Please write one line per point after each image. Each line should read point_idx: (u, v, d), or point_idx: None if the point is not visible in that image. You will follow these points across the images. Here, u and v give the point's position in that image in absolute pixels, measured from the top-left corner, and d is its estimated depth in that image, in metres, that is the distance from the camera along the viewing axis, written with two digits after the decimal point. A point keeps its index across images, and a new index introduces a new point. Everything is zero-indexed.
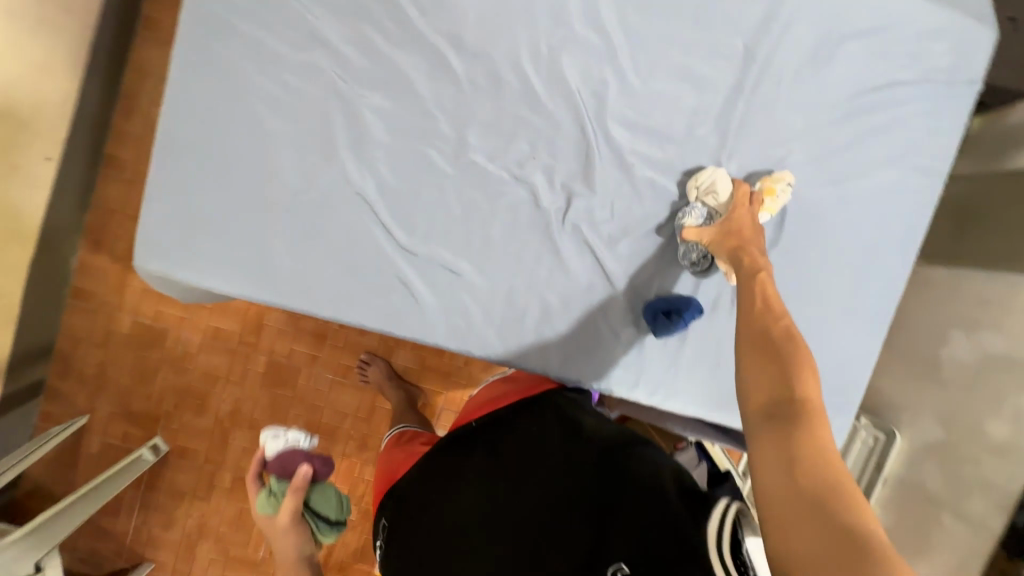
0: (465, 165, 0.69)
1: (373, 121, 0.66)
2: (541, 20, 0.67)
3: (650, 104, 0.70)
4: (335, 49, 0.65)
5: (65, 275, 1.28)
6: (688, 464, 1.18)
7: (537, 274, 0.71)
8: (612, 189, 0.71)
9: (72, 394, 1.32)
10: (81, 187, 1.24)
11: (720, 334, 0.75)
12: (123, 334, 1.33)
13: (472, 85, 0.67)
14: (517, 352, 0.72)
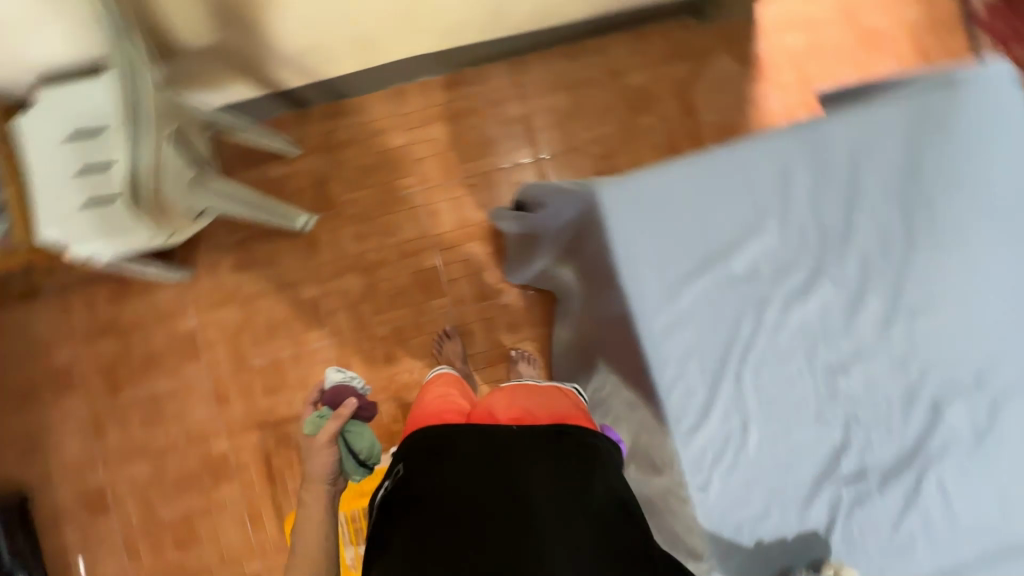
0: (828, 384, 0.76)
1: (815, 299, 0.76)
2: (963, 371, 0.77)
3: (972, 497, 0.75)
4: (847, 240, 0.76)
5: (412, 76, 1.43)
6: None
7: (785, 496, 0.75)
8: (891, 513, 0.75)
9: (311, 133, 1.42)
10: (486, 50, 1.41)
11: None
12: (384, 142, 1.43)
13: (887, 351, 0.77)
14: (713, 523, 0.75)
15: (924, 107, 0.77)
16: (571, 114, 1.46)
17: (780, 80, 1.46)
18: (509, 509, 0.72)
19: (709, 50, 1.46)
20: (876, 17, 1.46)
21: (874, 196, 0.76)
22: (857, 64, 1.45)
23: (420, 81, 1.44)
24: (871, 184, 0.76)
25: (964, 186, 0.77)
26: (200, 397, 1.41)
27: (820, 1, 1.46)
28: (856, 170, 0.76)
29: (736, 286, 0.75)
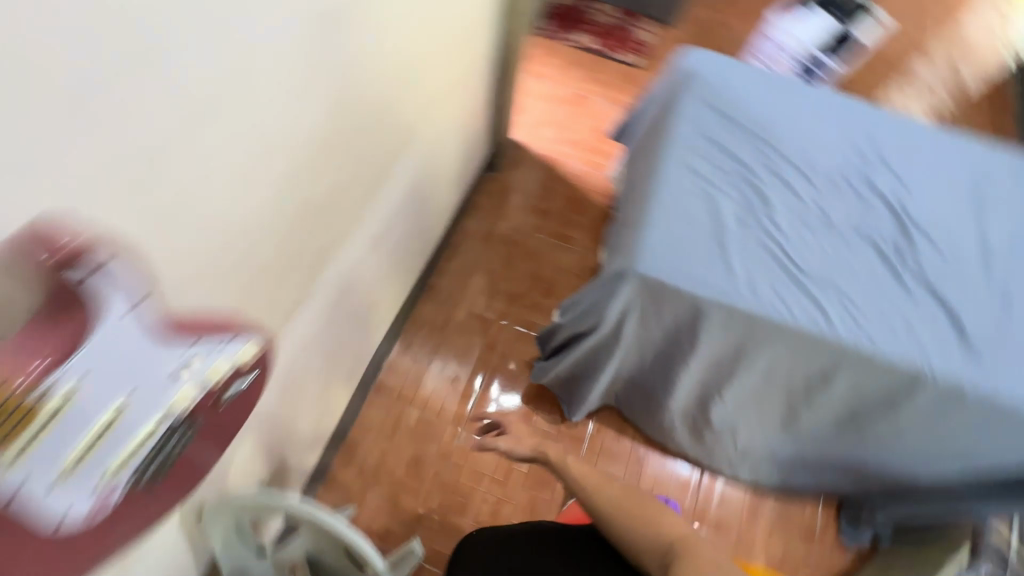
0: (764, 195, 1.13)
1: (720, 157, 1.16)
2: (805, 142, 1.22)
3: (897, 189, 1.18)
4: (711, 128, 1.19)
5: (379, 369, 1.60)
6: None
7: (826, 253, 1.09)
8: (922, 243, 1.12)
9: (349, 483, 1.47)
10: (406, 308, 1.66)
11: (987, 373, 1.01)
12: (409, 428, 1.55)
13: (776, 156, 1.18)
14: (810, 302, 1.04)
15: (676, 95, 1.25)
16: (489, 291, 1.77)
17: (562, 164, 2.02)
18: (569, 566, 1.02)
19: (514, 186, 1.96)
20: (564, 98, 2.16)
21: (701, 108, 1.22)
22: (579, 124, 2.10)
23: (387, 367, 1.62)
24: (699, 102, 1.22)
25: (735, 94, 1.25)
26: None
27: (529, 116, 2.10)
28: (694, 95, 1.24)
29: (743, 252, 1.07)
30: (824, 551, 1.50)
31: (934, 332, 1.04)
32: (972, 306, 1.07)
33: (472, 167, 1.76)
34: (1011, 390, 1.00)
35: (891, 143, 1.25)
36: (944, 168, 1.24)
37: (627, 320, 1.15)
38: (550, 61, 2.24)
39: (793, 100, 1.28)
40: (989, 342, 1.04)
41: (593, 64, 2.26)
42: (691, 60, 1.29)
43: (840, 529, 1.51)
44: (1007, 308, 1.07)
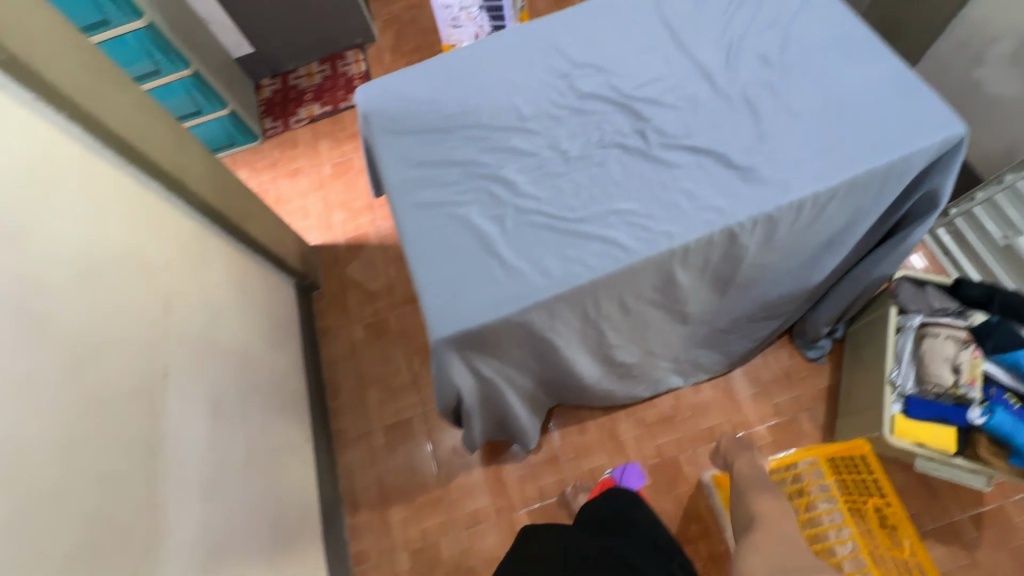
0: (502, 177, 1.07)
1: (443, 174, 1.10)
2: (506, 98, 1.16)
3: (607, 77, 1.15)
4: (420, 154, 1.13)
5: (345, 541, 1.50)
6: (916, 295, 1.21)
7: (585, 184, 1.04)
8: (657, 113, 1.09)
9: None
10: (329, 469, 1.56)
11: (776, 184, 0.98)
12: (409, 568, 1.47)
13: (491, 131, 1.13)
14: (598, 243, 0.99)
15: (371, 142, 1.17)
16: (390, 394, 1.67)
17: (370, 233, 1.92)
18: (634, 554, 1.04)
19: (343, 285, 1.85)
20: (330, 172, 2.06)
21: (398, 141, 1.15)
22: (359, 185, 2.01)
23: (353, 531, 1.52)
24: (393, 137, 1.16)
25: (421, 102, 1.18)
26: None
27: (312, 211, 1.98)
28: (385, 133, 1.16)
29: (515, 245, 1.00)
30: (807, 382, 1.49)
31: (714, 182, 1.00)
32: (731, 135, 1.04)
33: (288, 305, 1.65)
34: (805, 182, 0.97)
35: (578, 38, 1.21)
36: (633, 28, 1.20)
37: (476, 365, 1.07)
38: (295, 148, 2.13)
39: (473, 66, 1.21)
40: (765, 155, 1.01)
41: (333, 126, 2.15)
42: (363, 99, 1.20)
43: (804, 353, 1.51)
44: (758, 115, 1.05)
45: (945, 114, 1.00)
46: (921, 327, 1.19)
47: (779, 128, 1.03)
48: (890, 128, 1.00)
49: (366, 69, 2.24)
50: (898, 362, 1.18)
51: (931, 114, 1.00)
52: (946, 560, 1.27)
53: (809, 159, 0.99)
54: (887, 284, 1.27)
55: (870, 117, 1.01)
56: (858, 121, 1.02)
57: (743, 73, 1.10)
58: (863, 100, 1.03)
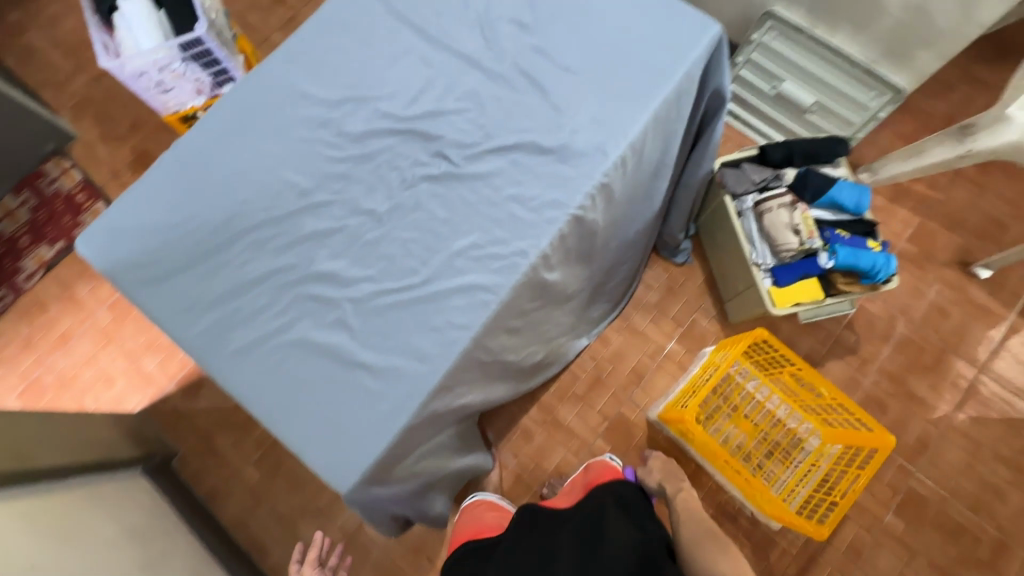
0: (317, 271, 0.89)
1: (246, 300, 0.89)
2: (272, 175, 0.95)
3: (372, 106, 0.98)
4: (205, 291, 0.89)
5: None
6: (740, 175, 1.30)
7: (412, 237, 0.90)
8: (445, 125, 0.96)
9: None
10: None
11: (597, 146, 0.93)
12: None
13: (276, 225, 0.92)
14: (459, 292, 0.87)
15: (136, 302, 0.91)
16: (326, 516, 1.46)
17: (200, 362, 1.58)
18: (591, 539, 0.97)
19: (204, 434, 1.52)
20: (107, 315, 1.63)
21: (169, 287, 0.90)
22: (154, 313, 1.62)
23: None
24: (160, 282, 0.90)
25: (170, 226, 0.93)
26: None
27: (113, 372, 1.58)
28: (146, 284, 0.90)
29: (374, 343, 0.85)
30: (688, 284, 1.58)
31: (538, 172, 0.93)
32: (529, 118, 0.95)
33: (152, 499, 1.32)
34: (617, 136, 0.94)
35: (315, 71, 1.01)
36: (371, 37, 1.03)
37: (401, 473, 0.93)
38: (44, 309, 1.64)
39: (212, 155, 0.97)
40: (570, 127, 0.94)
41: (80, 262, 1.68)
42: (93, 257, 0.91)
43: (673, 261, 1.59)
44: (543, 86, 0.97)
45: (697, 16, 1.01)
46: (756, 205, 1.28)
47: (568, 90, 0.97)
48: (661, 51, 0.99)
49: (83, 176, 1.75)
50: (752, 243, 1.27)
51: (687, 22, 1.00)
52: (845, 370, 1.49)
53: (609, 113, 0.95)
54: (714, 175, 1.34)
55: (639, 46, 0.99)
56: (631, 52, 0.99)
57: (507, 46, 1.00)
58: (625, 30, 1.00)
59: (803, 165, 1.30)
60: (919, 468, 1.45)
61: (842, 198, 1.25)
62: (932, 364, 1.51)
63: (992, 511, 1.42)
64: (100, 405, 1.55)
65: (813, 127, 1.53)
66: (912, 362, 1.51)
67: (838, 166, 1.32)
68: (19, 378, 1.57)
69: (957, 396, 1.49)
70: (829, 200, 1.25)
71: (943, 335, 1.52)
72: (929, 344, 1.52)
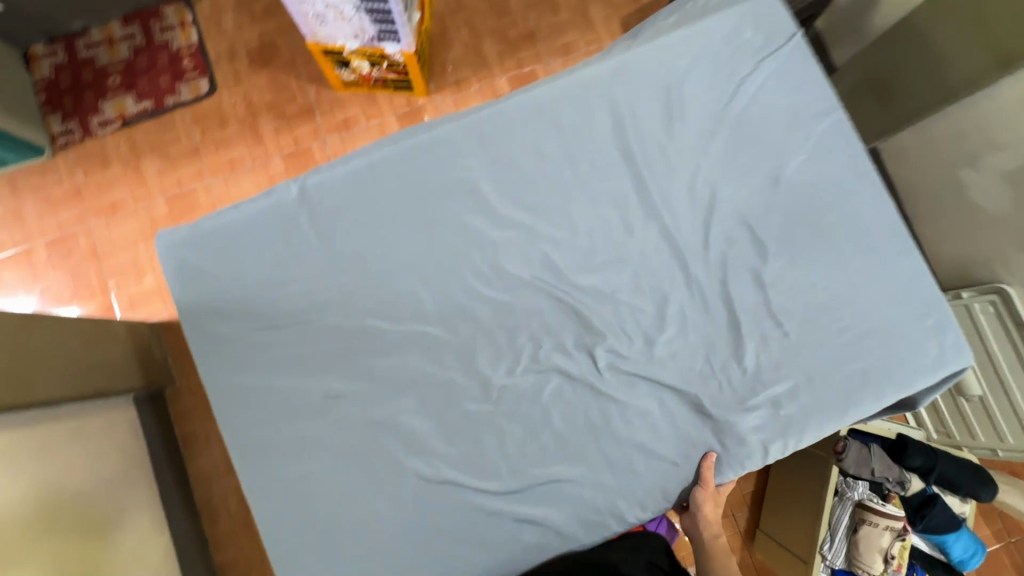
0: (401, 411, 0.83)
1: (323, 401, 0.83)
2: (403, 278, 0.85)
3: (545, 255, 0.86)
4: (287, 373, 0.83)
5: None
6: (865, 460, 1.10)
7: (511, 428, 0.83)
8: (610, 322, 0.85)
9: None
10: None
11: (756, 430, 0.82)
12: None
13: (384, 338, 0.84)
14: (535, 511, 0.81)
15: (215, 341, 0.83)
16: None
17: None
18: None
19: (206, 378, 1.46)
20: (163, 205, 1.49)
21: (253, 351, 0.83)
22: None
23: None
24: (246, 338, 0.83)
25: (277, 278, 0.84)
26: None
27: (146, 268, 1.48)
28: (227, 338, 0.83)
29: (429, 520, 0.81)
30: (735, 487, 1.44)
31: (676, 426, 0.83)
32: (703, 361, 0.84)
33: (133, 436, 1.27)
34: (782, 432, 0.82)
35: (504, 177, 0.87)
36: (585, 167, 0.87)
37: None
38: (106, 166, 1.50)
39: (362, 220, 0.85)
40: (737, 393, 0.83)
41: (160, 133, 1.52)
42: (182, 277, 0.84)
43: None
44: (740, 332, 0.84)
45: (954, 335, 0.83)
46: (860, 500, 1.12)
47: (758, 349, 0.84)
48: (884, 357, 0.83)
49: (198, 40, 1.55)
50: (831, 534, 1.13)
51: (939, 338, 0.84)
52: None
53: (795, 402, 0.83)
54: (835, 441, 1.13)
55: (860, 335, 0.84)
56: (848, 338, 0.84)
57: (725, 260, 0.86)
58: (854, 307, 0.85)
59: (931, 484, 1.12)
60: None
61: (948, 543, 1.10)
62: None
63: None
64: (122, 296, 1.46)
65: (964, 417, 1.32)
66: None
67: (964, 500, 1.15)
68: (56, 227, 1.48)
69: None
70: (937, 539, 1.10)
71: None
72: None
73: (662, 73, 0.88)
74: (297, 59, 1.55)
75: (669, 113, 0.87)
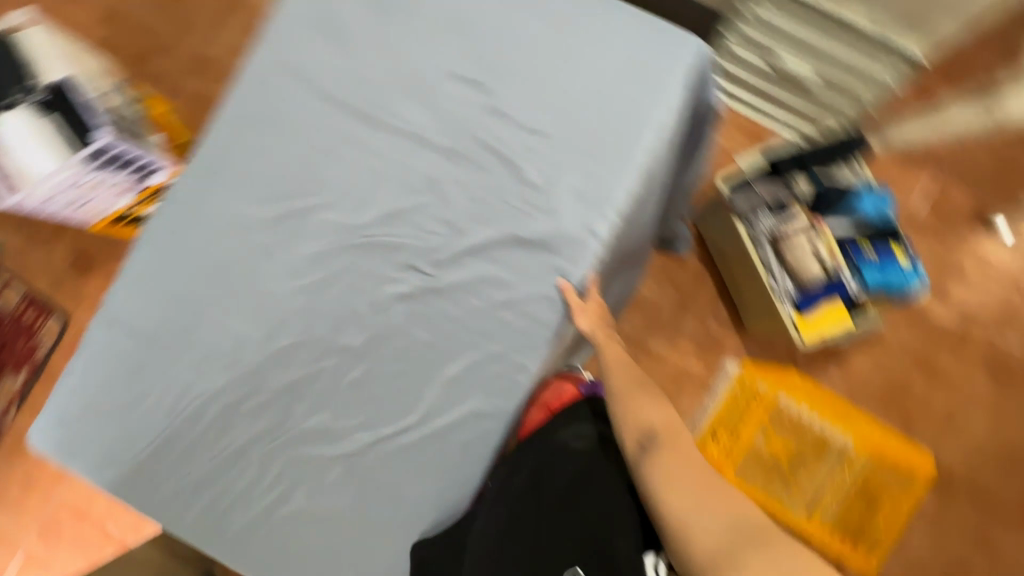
0: (303, 426, 0.82)
1: (235, 474, 0.81)
2: (223, 329, 0.83)
3: (312, 221, 0.84)
4: (188, 476, 0.81)
5: None
6: (749, 195, 1.16)
7: (397, 372, 0.81)
8: (409, 232, 0.83)
9: None
10: None
11: (579, 221, 0.81)
12: None
13: (250, 394, 0.82)
14: (464, 424, 0.80)
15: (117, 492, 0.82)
16: None
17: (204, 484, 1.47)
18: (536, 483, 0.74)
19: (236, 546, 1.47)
20: None
21: (154, 480, 0.81)
22: None
23: None
24: (138, 475, 0.82)
25: (123, 411, 0.82)
26: None
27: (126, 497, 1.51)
28: (127, 485, 0.82)
29: (389, 496, 0.80)
30: (698, 294, 1.49)
31: (518, 270, 0.81)
32: (500, 203, 0.82)
33: None
34: (597, 208, 0.82)
35: (235, 187, 0.84)
36: (294, 127, 0.85)
37: None
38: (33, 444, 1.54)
39: (151, 312, 0.84)
40: (545, 203, 0.82)
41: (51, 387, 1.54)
42: (55, 456, 0.83)
43: (673, 252, 1.48)
44: (509, 159, 0.82)
45: (673, 36, 0.85)
46: (773, 228, 1.14)
47: (532, 157, 0.82)
48: (635, 87, 0.84)
49: (23, 291, 1.53)
50: (771, 272, 1.14)
51: (665, 45, 0.85)
52: (866, 357, 1.46)
53: (592, 180, 0.82)
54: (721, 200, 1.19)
55: (606, 84, 0.84)
56: (597, 94, 0.84)
57: (457, 115, 0.83)
58: (586, 65, 0.85)
59: (815, 175, 1.18)
60: (949, 442, 1.44)
61: (861, 206, 1.14)
62: (957, 336, 1.46)
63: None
64: (125, 530, 1.51)
65: (819, 103, 1.32)
66: (937, 336, 1.47)
67: (853, 169, 1.19)
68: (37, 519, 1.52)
69: (986, 362, 1.46)
70: (850, 211, 1.14)
71: (962, 300, 1.47)
72: (954, 317, 1.47)
73: (304, 9, 0.87)
74: (110, 245, 1.58)
75: (331, 36, 0.86)
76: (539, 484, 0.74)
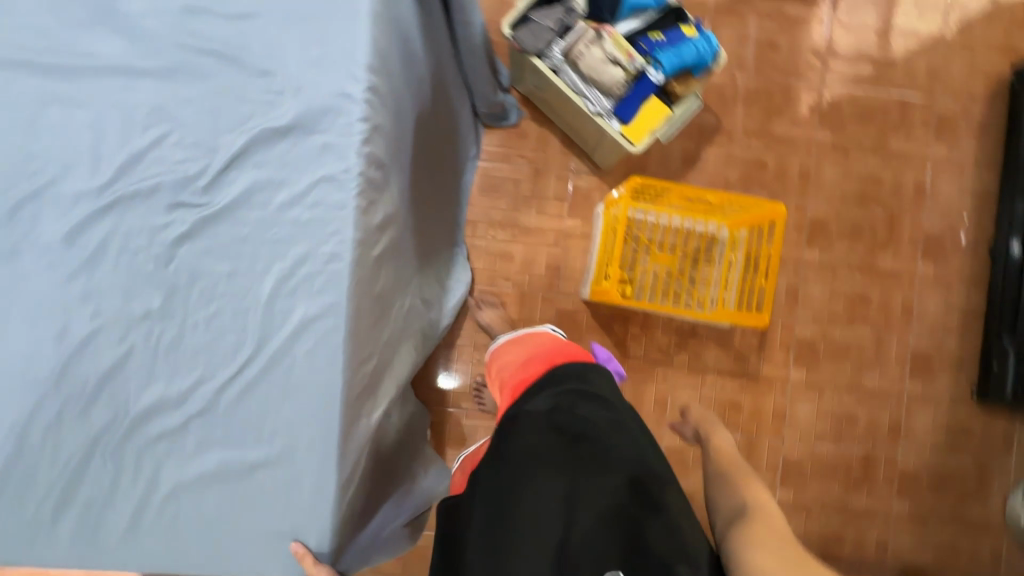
0: (141, 409, 0.75)
1: (92, 486, 0.75)
2: (9, 349, 0.74)
3: (51, 201, 0.75)
4: (44, 512, 0.74)
5: None
6: (534, 30, 1.14)
7: (214, 314, 0.76)
8: (161, 170, 0.75)
9: None
10: None
11: (328, 88, 0.76)
12: None
13: (69, 403, 0.75)
14: (302, 335, 0.76)
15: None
16: None
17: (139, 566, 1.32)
18: (583, 470, 0.72)
19: None
20: None
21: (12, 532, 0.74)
22: None
23: None
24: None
25: None
26: (796, 420, 1.53)
27: None
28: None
29: (258, 436, 0.76)
30: (549, 156, 1.48)
31: (290, 163, 0.76)
32: (242, 103, 0.76)
33: None
34: (342, 68, 0.76)
35: None
36: None
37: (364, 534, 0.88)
38: None
39: None
40: (286, 86, 0.76)
41: None
42: None
43: (508, 125, 1.46)
44: (230, 54, 0.75)
45: None
46: (567, 53, 1.14)
47: (253, 43, 0.76)
48: None
49: None
50: (582, 95, 1.16)
51: None
52: (716, 152, 1.52)
53: (324, 42, 0.76)
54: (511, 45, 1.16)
55: None
56: None
57: (157, 29, 0.75)
58: None
59: None
60: (810, 197, 1.54)
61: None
62: (784, 100, 1.55)
63: (879, 196, 1.55)
64: None
65: None
66: (769, 108, 1.54)
67: None
68: None
69: (816, 115, 1.55)
70: (628, 8, 1.15)
71: (777, 67, 1.55)
72: (775, 86, 1.55)
73: None
74: None
75: None
76: (584, 477, 0.72)
